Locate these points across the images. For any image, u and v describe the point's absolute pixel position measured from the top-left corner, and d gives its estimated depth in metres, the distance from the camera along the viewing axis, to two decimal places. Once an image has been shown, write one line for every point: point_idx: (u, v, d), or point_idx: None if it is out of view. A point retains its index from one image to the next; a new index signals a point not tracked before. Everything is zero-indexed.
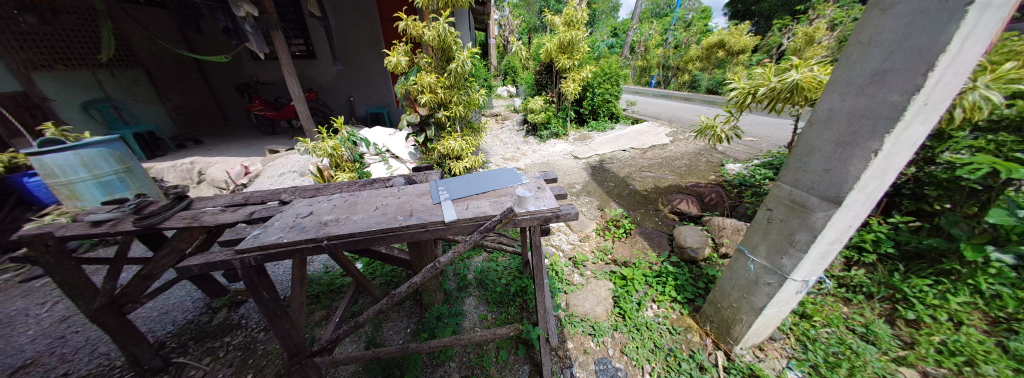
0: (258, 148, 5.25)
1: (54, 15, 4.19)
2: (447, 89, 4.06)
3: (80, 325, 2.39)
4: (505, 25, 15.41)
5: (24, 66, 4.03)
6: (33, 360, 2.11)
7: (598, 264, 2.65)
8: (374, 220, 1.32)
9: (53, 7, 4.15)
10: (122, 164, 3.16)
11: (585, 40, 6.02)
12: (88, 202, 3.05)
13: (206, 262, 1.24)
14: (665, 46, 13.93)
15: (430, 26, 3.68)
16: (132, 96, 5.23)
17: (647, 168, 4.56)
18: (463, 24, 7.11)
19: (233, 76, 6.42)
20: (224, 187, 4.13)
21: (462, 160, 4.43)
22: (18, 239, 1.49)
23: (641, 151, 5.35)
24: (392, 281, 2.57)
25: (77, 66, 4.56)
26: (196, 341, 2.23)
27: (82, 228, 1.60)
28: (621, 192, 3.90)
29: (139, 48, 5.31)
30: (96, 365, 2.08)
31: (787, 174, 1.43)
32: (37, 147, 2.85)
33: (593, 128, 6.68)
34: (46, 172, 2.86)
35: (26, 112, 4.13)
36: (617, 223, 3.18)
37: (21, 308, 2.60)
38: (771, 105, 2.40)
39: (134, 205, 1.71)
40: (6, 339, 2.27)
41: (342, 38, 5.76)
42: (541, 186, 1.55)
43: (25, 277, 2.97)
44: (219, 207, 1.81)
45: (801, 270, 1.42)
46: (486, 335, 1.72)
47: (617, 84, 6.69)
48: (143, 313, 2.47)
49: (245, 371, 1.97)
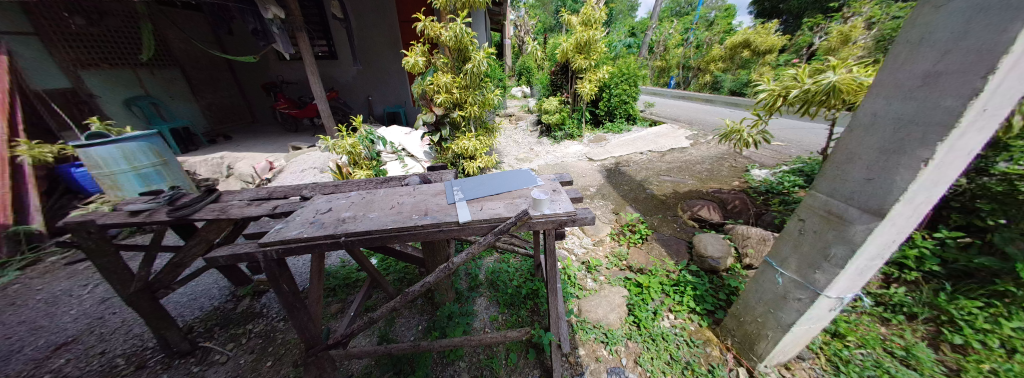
0: (281, 145, 5.48)
1: (100, 17, 4.52)
2: (463, 90, 4.10)
3: (116, 307, 2.56)
4: (520, 25, 15.43)
5: (73, 65, 4.38)
6: (74, 337, 2.28)
7: (613, 270, 2.58)
8: (390, 218, 1.34)
9: (98, 10, 4.48)
10: (158, 157, 3.36)
11: (603, 40, 5.91)
12: (128, 192, 3.27)
13: (231, 254, 1.28)
14: (685, 46, 13.54)
15: (447, 26, 3.73)
16: (168, 94, 5.56)
17: (665, 172, 4.42)
18: (480, 24, 7.16)
19: (260, 75, 6.72)
20: (250, 182, 4.34)
21: (476, 160, 4.46)
22: (63, 225, 1.61)
23: (659, 154, 5.20)
24: (405, 277, 2.62)
25: (120, 65, 4.91)
26: (221, 327, 2.34)
27: (120, 217, 1.71)
28: (637, 196, 3.80)
29: (177, 49, 5.65)
30: (131, 345, 2.22)
31: (821, 182, 1.34)
32: (81, 140, 3.05)
33: (609, 130, 6.57)
34: (91, 163, 3.09)
35: (75, 107, 4.46)
36: (632, 227, 3.10)
37: (67, 288, 2.83)
38: (804, 109, 2.25)
39: (168, 196, 1.81)
40: (53, 316, 2.48)
41: (362, 39, 5.93)
42: (556, 189, 1.52)
43: (70, 261, 3.22)
44: (245, 200, 1.89)
45: (835, 286, 1.32)
46: (497, 337, 1.71)
47: (635, 85, 6.52)
48: (175, 298, 2.64)
49: (264, 358, 2.05)
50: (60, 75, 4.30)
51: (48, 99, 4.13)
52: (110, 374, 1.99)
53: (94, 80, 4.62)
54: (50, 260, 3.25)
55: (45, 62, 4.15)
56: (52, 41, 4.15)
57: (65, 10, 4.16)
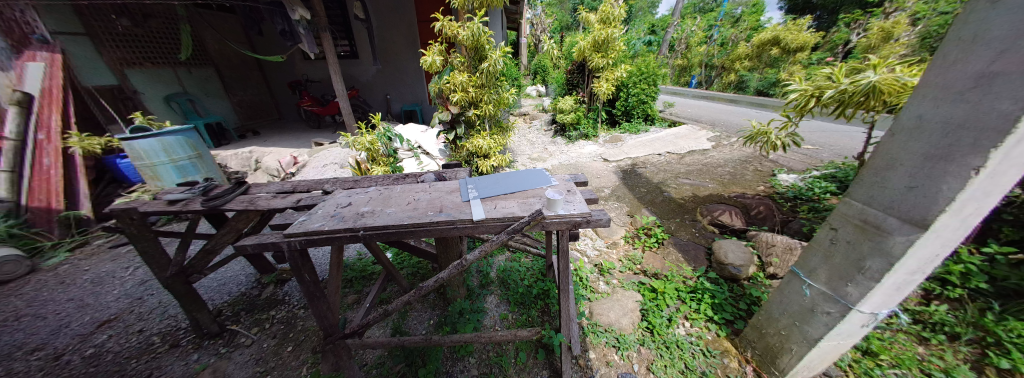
0: (305, 141, 5.72)
1: (144, 19, 4.94)
2: (479, 88, 4.13)
3: (153, 289, 2.77)
4: (537, 24, 15.36)
5: (119, 63, 4.77)
6: (117, 315, 2.49)
7: (626, 274, 2.53)
8: (406, 214, 1.37)
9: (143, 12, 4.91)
10: (194, 151, 3.64)
11: (621, 38, 5.78)
12: (166, 182, 3.52)
13: (259, 243, 1.35)
14: (709, 44, 13.02)
15: (464, 26, 3.76)
16: (204, 91, 5.93)
17: (684, 175, 4.28)
18: (497, 23, 7.19)
19: (287, 73, 7.03)
20: (276, 175, 4.53)
21: (490, 159, 4.48)
22: (110, 212, 1.75)
23: (677, 155, 5.04)
24: (418, 272, 2.67)
25: (161, 64, 5.29)
26: (247, 312, 2.48)
27: (160, 205, 1.84)
28: (654, 199, 3.70)
29: (212, 49, 5.99)
30: (166, 325, 2.40)
31: (857, 190, 1.25)
32: (126, 133, 3.30)
33: (625, 130, 6.43)
34: (133, 155, 3.31)
35: (120, 102, 4.84)
36: (648, 231, 3.03)
37: (111, 270, 3.09)
38: (839, 111, 2.11)
39: (202, 188, 1.91)
40: (100, 295, 2.71)
41: (382, 39, 6.10)
42: (571, 189, 1.50)
43: (113, 244, 3.55)
44: (271, 193, 1.99)
45: (870, 301, 1.24)
46: (507, 335, 1.72)
47: (654, 84, 6.33)
48: (206, 283, 2.82)
49: (285, 343, 2.15)
50: (108, 73, 4.70)
51: (97, 95, 4.51)
52: (147, 351, 2.16)
53: (138, 78, 5.01)
54: (96, 243, 3.60)
55: (96, 60, 4.55)
56: (101, 41, 4.54)
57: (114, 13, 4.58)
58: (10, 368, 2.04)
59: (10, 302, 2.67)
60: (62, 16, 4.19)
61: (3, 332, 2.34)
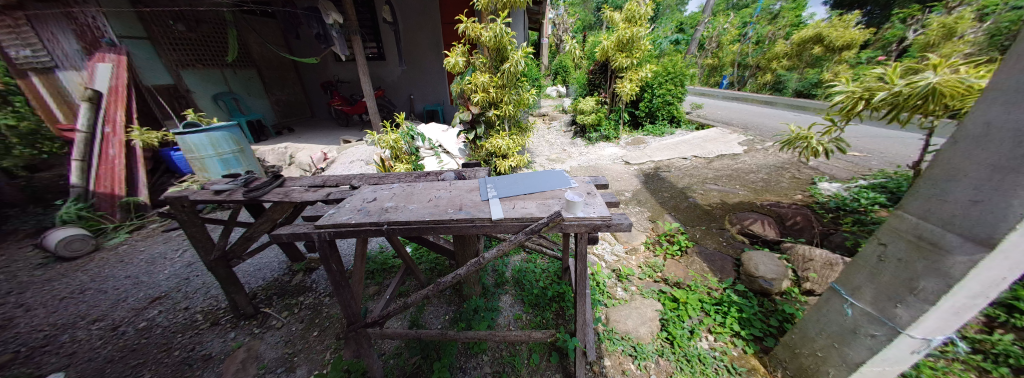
0: (334, 138, 6.04)
1: (197, 24, 5.45)
2: (499, 89, 4.17)
3: (198, 271, 3.04)
4: (559, 24, 15.24)
5: (175, 65, 5.28)
6: (167, 293, 2.76)
7: (646, 281, 2.45)
8: (427, 211, 1.41)
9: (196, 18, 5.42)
10: (237, 145, 3.96)
11: (647, 37, 5.59)
12: (212, 174, 3.85)
13: (293, 233, 1.44)
14: (743, 42, 12.31)
15: (487, 27, 3.81)
16: (246, 91, 6.44)
17: (711, 180, 4.07)
18: (519, 24, 7.21)
19: (320, 74, 7.46)
20: (308, 170, 4.84)
21: (508, 159, 4.51)
22: (165, 199, 1.95)
23: (705, 160, 4.80)
24: (435, 268, 2.74)
25: (211, 66, 5.79)
26: (279, 297, 2.66)
27: (207, 194, 2.02)
28: (677, 205, 3.55)
29: (255, 52, 6.49)
30: (208, 303, 2.62)
31: (913, 202, 1.13)
32: (180, 127, 3.66)
33: (648, 132, 6.23)
34: (186, 148, 3.69)
35: (175, 100, 5.36)
36: (670, 238, 2.91)
37: (164, 251, 3.43)
38: (892, 115, 1.91)
39: (244, 179, 2.09)
40: (154, 274, 3.02)
41: (408, 41, 6.31)
42: (591, 191, 1.47)
43: (166, 228, 3.94)
44: (303, 187, 2.12)
45: (923, 326, 1.11)
46: (520, 336, 1.72)
47: (681, 85, 6.05)
48: (244, 268, 3.06)
49: (312, 328, 2.29)
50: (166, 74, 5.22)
51: (156, 93, 5.02)
52: (192, 327, 2.37)
53: (191, 78, 5.51)
54: (151, 227, 4.00)
55: (157, 62, 5.08)
56: (161, 45, 5.05)
57: (171, 19, 5.09)
58: (77, 335, 2.33)
59: (79, 277, 3.03)
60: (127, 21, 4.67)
61: (75, 302, 2.67)
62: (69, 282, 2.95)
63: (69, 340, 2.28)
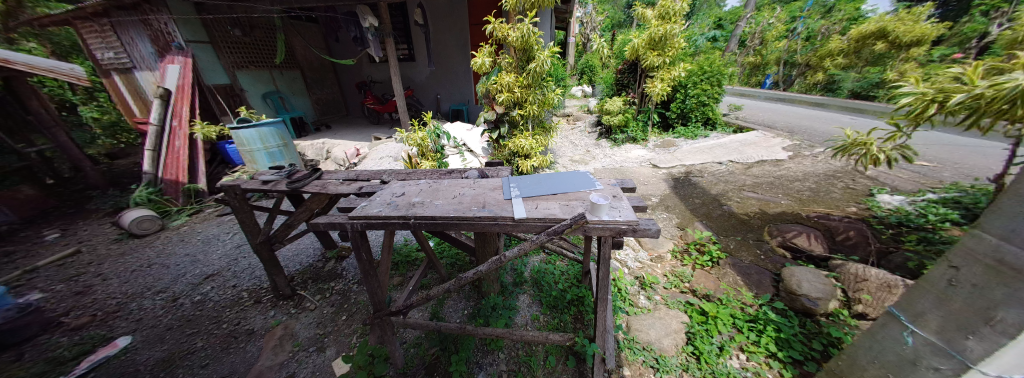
0: (366, 135, 6.39)
1: (251, 29, 5.97)
2: (524, 89, 4.17)
3: (244, 253, 3.36)
4: (587, 22, 14.89)
5: (232, 66, 5.82)
6: (218, 272, 3.08)
7: (671, 291, 2.33)
8: (452, 207, 1.45)
9: (250, 24, 5.94)
10: (282, 140, 4.32)
11: (682, 34, 5.31)
12: (259, 166, 4.22)
13: (329, 222, 1.54)
14: (790, 38, 11.31)
15: (515, 27, 3.83)
16: (291, 90, 6.97)
17: (749, 187, 3.78)
18: (547, 24, 7.17)
19: (355, 75, 7.90)
20: (342, 164, 5.17)
21: (531, 159, 4.51)
22: (221, 187, 2.17)
23: (742, 165, 4.47)
24: (456, 263, 2.81)
25: (262, 67, 6.32)
26: (313, 281, 2.86)
27: (256, 184, 2.23)
28: (710, 212, 3.34)
29: (299, 55, 7.02)
30: (253, 283, 2.90)
31: (994, 219, 0.92)
32: (235, 123, 4.06)
33: (680, 135, 5.93)
34: (239, 141, 4.07)
35: (231, 98, 5.93)
36: (701, 247, 2.75)
37: (218, 234, 3.83)
38: (975, 120, 1.66)
39: (287, 172, 2.28)
40: (209, 253, 3.39)
41: (437, 42, 6.51)
42: (617, 195, 1.43)
43: (220, 213, 4.39)
44: (338, 180, 2.27)
45: (1010, 367, 0.86)
46: (537, 337, 1.70)
47: (718, 84, 5.66)
48: (285, 252, 3.33)
49: (341, 312, 2.45)
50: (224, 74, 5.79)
51: (214, 92, 5.62)
52: (238, 303, 2.63)
53: (245, 79, 6.05)
54: (207, 211, 4.49)
55: (216, 64, 5.65)
56: (221, 49, 5.61)
57: (230, 25, 5.61)
58: (144, 304, 2.67)
59: (149, 252, 3.49)
60: (192, 27, 5.26)
61: (145, 274, 3.07)
62: (141, 256, 3.41)
63: (138, 307, 2.62)
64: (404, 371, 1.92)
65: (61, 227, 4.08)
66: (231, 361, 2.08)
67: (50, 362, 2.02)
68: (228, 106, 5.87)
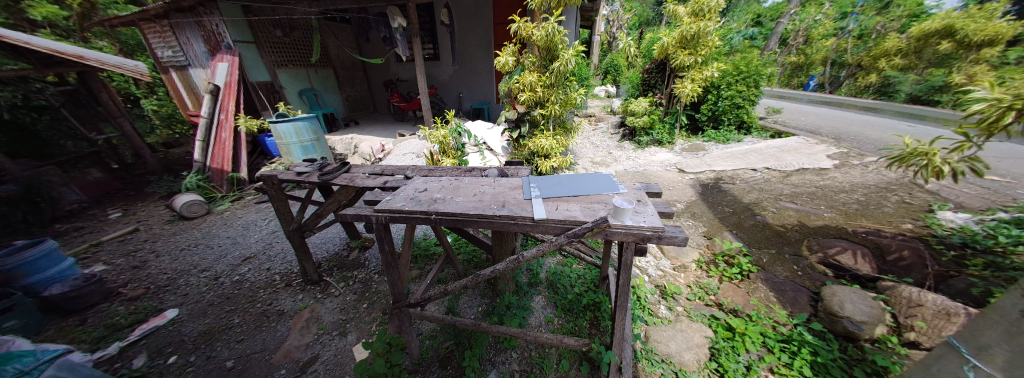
0: (391, 131, 6.63)
1: (290, 30, 6.37)
2: (547, 88, 4.14)
3: (278, 239, 3.61)
4: (613, 21, 14.44)
5: (273, 65, 6.24)
6: (254, 255, 3.33)
7: (694, 303, 2.22)
8: (472, 205, 1.47)
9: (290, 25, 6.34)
10: (314, 134, 4.59)
11: (716, 31, 5.01)
12: (294, 158, 4.51)
13: (355, 214, 1.61)
14: (839, 37, 10.40)
15: (540, 26, 3.81)
16: (324, 88, 7.37)
17: (786, 197, 3.51)
18: (572, 22, 7.06)
19: (383, 74, 8.21)
20: (368, 159, 5.41)
21: (551, 160, 4.47)
22: (261, 176, 2.35)
23: (780, 173, 4.16)
24: (472, 260, 2.85)
25: (299, 66, 6.73)
26: (338, 269, 3.02)
27: (291, 175, 2.39)
28: (740, 222, 3.14)
29: (332, 54, 7.40)
30: (285, 266, 3.11)
31: None
32: (274, 117, 4.36)
33: (710, 138, 5.63)
34: (278, 134, 4.37)
35: (271, 95, 6.37)
36: (729, 259, 2.59)
37: (255, 220, 4.14)
38: None
39: (319, 164, 2.43)
40: (248, 237, 3.68)
41: (462, 41, 6.62)
42: (641, 199, 1.38)
43: (257, 201, 4.74)
44: (365, 174, 2.37)
45: None
46: (551, 339, 1.68)
47: (756, 86, 5.30)
48: (314, 240, 3.54)
49: (363, 300, 2.56)
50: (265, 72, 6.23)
51: (256, 88, 6.06)
52: (271, 285, 2.83)
53: (284, 76, 6.47)
54: (246, 199, 4.85)
55: (259, 63, 6.08)
56: (264, 48, 6.04)
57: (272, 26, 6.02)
58: (191, 280, 2.95)
59: (196, 233, 3.84)
60: (240, 28, 5.68)
61: (192, 254, 3.39)
62: (190, 236, 3.77)
63: (185, 283, 2.90)
64: (418, 362, 1.97)
65: (126, 207, 4.60)
66: (262, 338, 2.24)
67: (107, 327, 2.29)
68: (267, 101, 6.31)
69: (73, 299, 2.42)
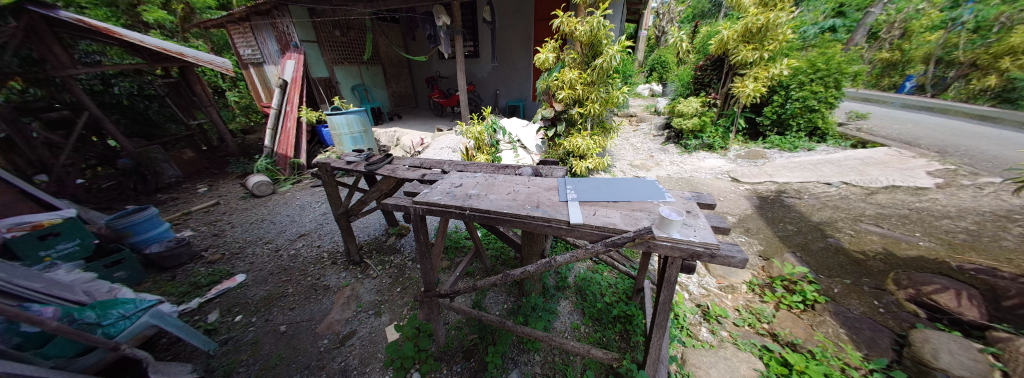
0: (430, 126, 6.92)
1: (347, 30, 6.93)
2: (587, 86, 4.00)
3: (327, 220, 3.98)
4: (663, 13, 13.40)
5: (331, 62, 6.85)
6: (307, 233, 3.71)
7: (742, 329, 2.00)
8: (506, 204, 1.45)
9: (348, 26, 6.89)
10: (362, 127, 4.95)
11: (789, 22, 4.39)
12: (345, 148, 4.93)
13: (395, 204, 1.68)
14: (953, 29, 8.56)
15: (584, 21, 3.69)
16: (373, 84, 7.91)
17: (868, 219, 3.00)
18: (618, 16, 6.71)
19: (426, 70, 8.57)
20: (408, 152, 5.72)
21: (586, 160, 4.31)
22: (317, 163, 2.60)
23: (861, 189, 3.55)
24: (501, 256, 2.88)
25: (353, 63, 7.31)
26: (377, 252, 3.24)
27: (342, 163, 2.61)
28: (805, 243, 2.75)
29: (382, 52, 7.91)
30: (332, 246, 3.42)
31: None
32: (330, 110, 4.80)
33: (772, 145, 5.02)
34: (333, 126, 4.80)
35: (328, 89, 6.99)
36: (788, 284, 2.29)
37: (309, 201, 4.61)
38: None
39: (366, 155, 2.62)
40: (302, 217, 4.10)
41: (502, 38, 6.66)
42: (691, 210, 1.26)
43: (311, 184, 5.27)
44: (406, 166, 2.49)
45: None
46: (577, 348, 1.61)
47: (836, 86, 4.56)
48: (358, 225, 3.85)
49: (397, 284, 2.73)
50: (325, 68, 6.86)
51: (316, 83, 6.68)
52: (320, 261, 3.14)
53: (340, 73, 7.07)
54: (303, 182, 5.41)
55: (320, 60, 6.71)
56: (325, 47, 6.65)
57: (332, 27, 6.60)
58: (257, 250, 3.38)
59: (262, 210, 4.39)
60: (306, 28, 6.32)
61: (259, 227, 3.88)
62: (258, 212, 4.32)
63: (252, 252, 3.33)
64: (444, 350, 2.04)
65: (211, 183, 5.42)
66: (310, 309, 2.50)
67: (191, 285, 2.72)
68: (325, 95, 6.94)
69: (167, 257, 2.91)
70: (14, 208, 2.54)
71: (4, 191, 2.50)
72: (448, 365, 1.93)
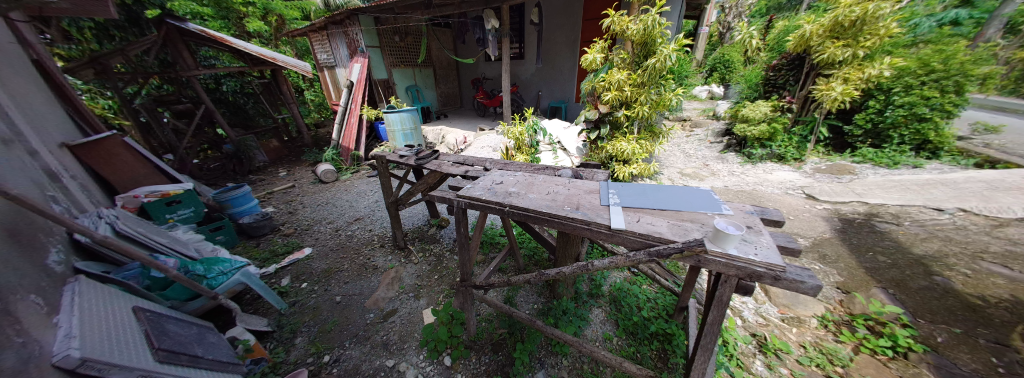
0: (472, 125, 7.21)
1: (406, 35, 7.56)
2: (636, 88, 3.83)
3: (378, 208, 4.40)
4: (730, 8, 12.05)
5: (390, 64, 7.54)
6: (361, 217, 4.14)
7: (808, 369, 1.73)
8: (545, 203, 1.46)
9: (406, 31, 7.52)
10: (413, 124, 5.36)
11: (897, 13, 3.65)
12: (397, 143, 5.40)
13: (440, 197, 1.79)
14: None
15: (637, 19, 3.53)
16: (425, 84, 8.50)
17: (994, 256, 2.36)
18: (676, 13, 6.24)
19: (472, 72, 8.93)
20: (452, 149, 6.04)
21: (630, 166, 4.12)
22: (374, 156, 2.89)
23: (990, 219, 2.81)
24: (534, 256, 2.89)
25: (408, 65, 7.94)
26: (419, 240, 3.49)
27: (394, 157, 2.86)
28: (901, 278, 2.27)
29: (434, 55, 8.47)
30: (381, 230, 3.77)
31: None
32: (387, 108, 5.30)
33: (863, 159, 4.22)
34: (388, 122, 5.27)
35: (386, 89, 7.70)
36: (874, 325, 1.92)
37: (364, 189, 5.14)
38: None
39: (415, 151, 2.84)
40: (358, 203, 4.59)
41: (549, 39, 6.67)
42: (752, 226, 1.14)
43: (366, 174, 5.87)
44: (450, 162, 2.65)
45: None
46: (609, 358, 1.55)
47: (960, 89, 3.68)
48: (405, 214, 4.18)
49: (435, 272, 2.90)
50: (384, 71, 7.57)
51: (376, 84, 7.40)
52: (370, 244, 3.49)
53: (397, 74, 7.74)
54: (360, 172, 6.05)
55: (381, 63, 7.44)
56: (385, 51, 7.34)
57: None
58: (321, 229, 3.88)
59: (327, 194, 5.01)
60: (372, 35, 7.06)
61: (323, 209, 4.44)
62: (323, 196, 4.94)
63: (318, 230, 3.83)
64: (474, 339, 2.12)
65: (289, 168, 6.35)
66: (360, 284, 2.79)
67: (270, 252, 3.24)
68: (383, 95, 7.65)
69: (254, 227, 3.50)
70: (150, 177, 3.24)
71: (141, 164, 3.22)
72: (477, 355, 2.00)
